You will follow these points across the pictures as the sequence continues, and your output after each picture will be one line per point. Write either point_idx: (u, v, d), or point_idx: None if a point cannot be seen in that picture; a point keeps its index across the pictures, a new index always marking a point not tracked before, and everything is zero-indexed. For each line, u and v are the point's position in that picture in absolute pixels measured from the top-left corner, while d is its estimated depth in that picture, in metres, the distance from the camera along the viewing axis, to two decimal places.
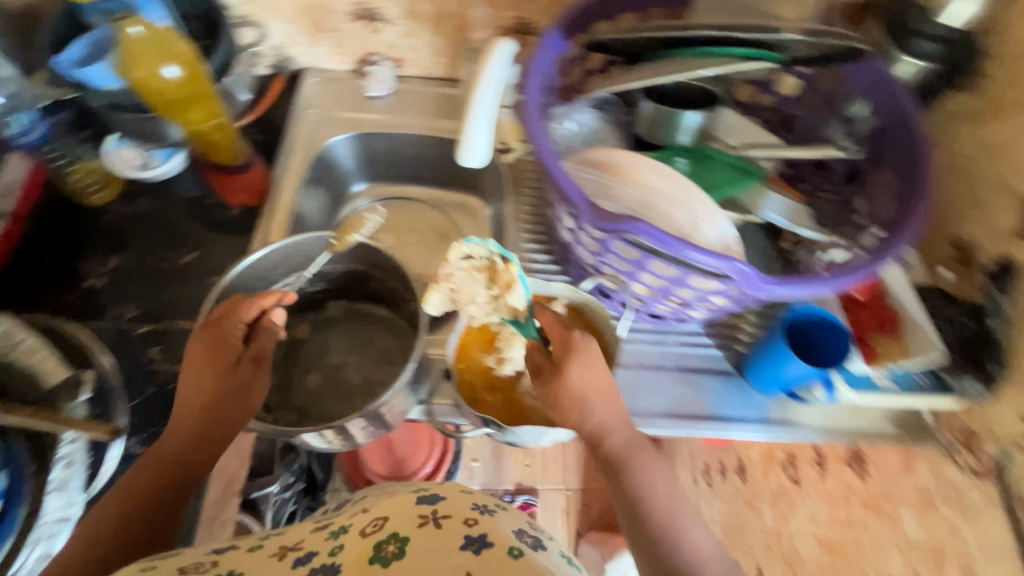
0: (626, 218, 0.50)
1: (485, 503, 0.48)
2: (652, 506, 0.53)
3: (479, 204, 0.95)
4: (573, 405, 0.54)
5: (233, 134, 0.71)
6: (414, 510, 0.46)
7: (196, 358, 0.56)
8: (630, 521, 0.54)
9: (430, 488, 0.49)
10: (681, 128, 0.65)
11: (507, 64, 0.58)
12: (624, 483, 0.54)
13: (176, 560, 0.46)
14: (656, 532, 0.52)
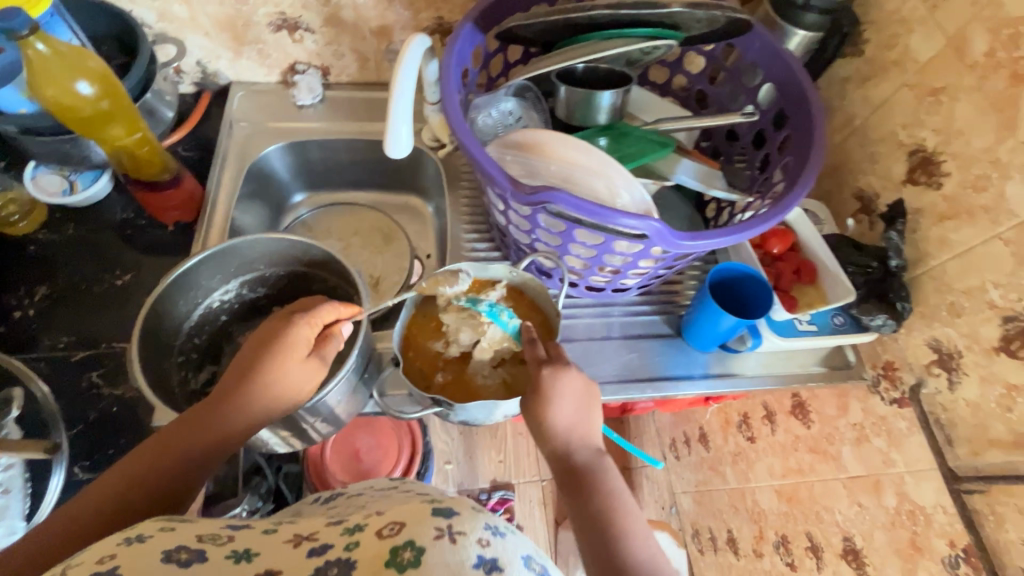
0: (545, 188, 0.53)
1: (500, 524, 0.43)
2: (611, 526, 0.50)
3: (421, 203, 0.96)
4: (540, 422, 0.55)
5: (160, 147, 0.71)
6: (430, 520, 0.41)
7: (254, 355, 0.53)
8: (586, 545, 0.50)
9: (446, 500, 0.44)
10: (597, 108, 0.69)
11: (418, 57, 0.60)
12: (583, 500, 0.52)
13: (193, 527, 0.43)
14: (612, 557, 0.48)
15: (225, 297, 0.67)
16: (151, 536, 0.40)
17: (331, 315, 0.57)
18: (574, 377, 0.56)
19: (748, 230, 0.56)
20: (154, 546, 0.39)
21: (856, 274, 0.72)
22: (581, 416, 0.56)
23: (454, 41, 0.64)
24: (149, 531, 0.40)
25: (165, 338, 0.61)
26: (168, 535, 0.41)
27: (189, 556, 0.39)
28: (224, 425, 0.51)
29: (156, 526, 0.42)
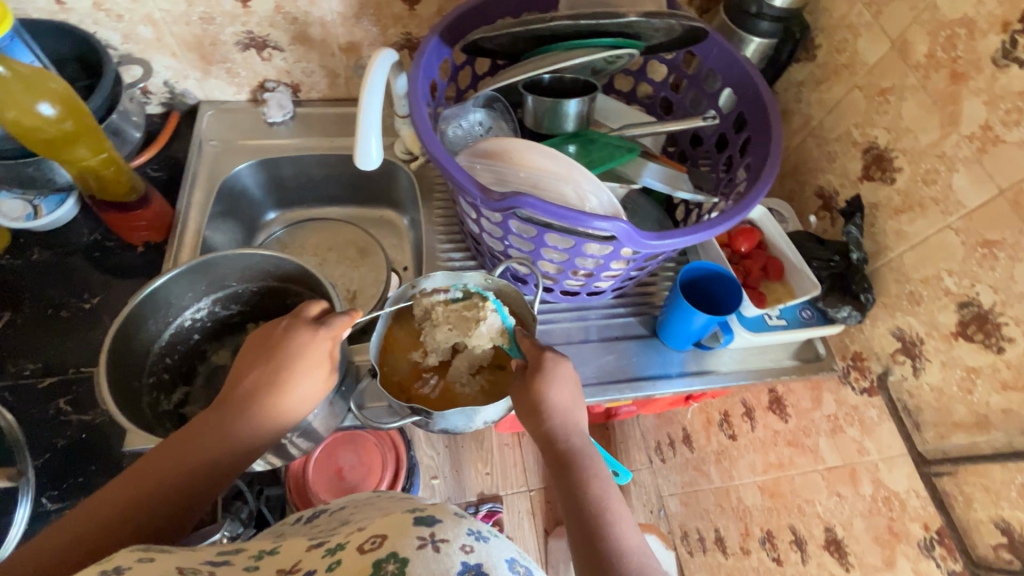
0: (513, 194, 0.54)
1: (483, 530, 0.43)
2: (601, 514, 0.50)
3: (396, 217, 0.97)
4: (534, 409, 0.56)
5: (125, 166, 0.70)
6: (412, 531, 0.41)
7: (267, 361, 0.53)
8: (575, 534, 0.50)
9: (429, 508, 0.45)
10: (565, 115, 0.71)
11: (384, 71, 0.61)
12: (573, 487, 0.52)
13: (172, 558, 0.41)
14: (602, 543, 0.48)
15: (197, 315, 0.66)
16: (129, 568, 0.38)
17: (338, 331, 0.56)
18: (568, 370, 0.57)
19: (717, 225, 0.58)
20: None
21: (820, 269, 0.74)
22: (572, 407, 0.56)
23: (420, 56, 0.65)
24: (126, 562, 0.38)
25: (135, 360, 0.60)
26: (147, 566, 0.39)
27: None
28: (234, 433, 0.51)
29: (133, 555, 0.39)
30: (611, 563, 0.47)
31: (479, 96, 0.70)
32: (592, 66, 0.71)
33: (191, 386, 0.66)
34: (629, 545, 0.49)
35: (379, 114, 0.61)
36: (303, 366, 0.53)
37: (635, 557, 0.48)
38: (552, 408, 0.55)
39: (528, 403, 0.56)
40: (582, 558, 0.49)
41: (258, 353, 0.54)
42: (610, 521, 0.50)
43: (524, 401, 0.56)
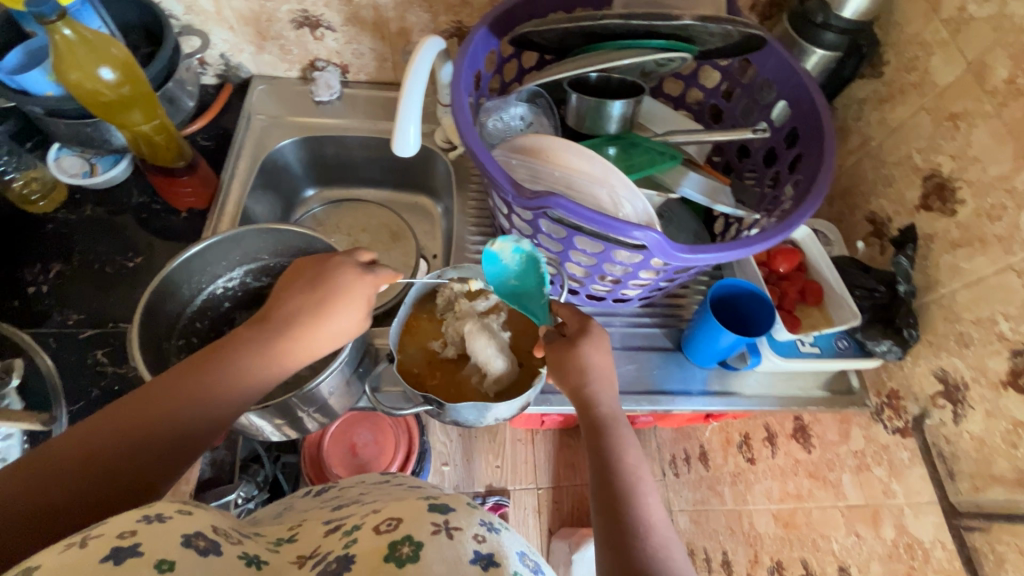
0: (547, 194, 0.53)
1: (494, 520, 0.44)
2: (627, 477, 0.50)
3: (430, 203, 0.98)
4: (572, 369, 0.55)
5: (176, 135, 0.72)
6: (426, 516, 0.41)
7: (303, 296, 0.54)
8: (599, 493, 0.50)
9: (443, 496, 0.45)
10: (608, 117, 0.69)
11: (429, 59, 0.61)
12: (604, 450, 0.52)
13: (205, 514, 0.39)
14: (624, 507, 0.48)
15: (229, 284, 0.67)
16: (167, 518, 0.36)
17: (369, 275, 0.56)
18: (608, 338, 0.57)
19: (768, 241, 0.56)
20: (174, 528, 0.35)
21: (862, 299, 0.71)
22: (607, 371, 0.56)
23: (467, 45, 0.65)
24: (170, 511, 0.36)
25: (166, 321, 0.62)
26: (188, 519, 0.37)
27: (209, 543, 0.36)
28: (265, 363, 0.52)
29: (173, 505, 0.37)
30: (632, 525, 0.47)
31: (522, 91, 0.70)
32: (641, 68, 0.69)
33: None
34: (652, 513, 0.48)
35: (419, 104, 0.61)
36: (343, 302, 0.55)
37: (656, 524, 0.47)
38: (591, 369, 0.55)
39: (565, 364, 0.55)
40: (603, 519, 0.48)
41: (300, 289, 0.55)
42: (636, 487, 0.50)
43: (561, 360, 0.56)
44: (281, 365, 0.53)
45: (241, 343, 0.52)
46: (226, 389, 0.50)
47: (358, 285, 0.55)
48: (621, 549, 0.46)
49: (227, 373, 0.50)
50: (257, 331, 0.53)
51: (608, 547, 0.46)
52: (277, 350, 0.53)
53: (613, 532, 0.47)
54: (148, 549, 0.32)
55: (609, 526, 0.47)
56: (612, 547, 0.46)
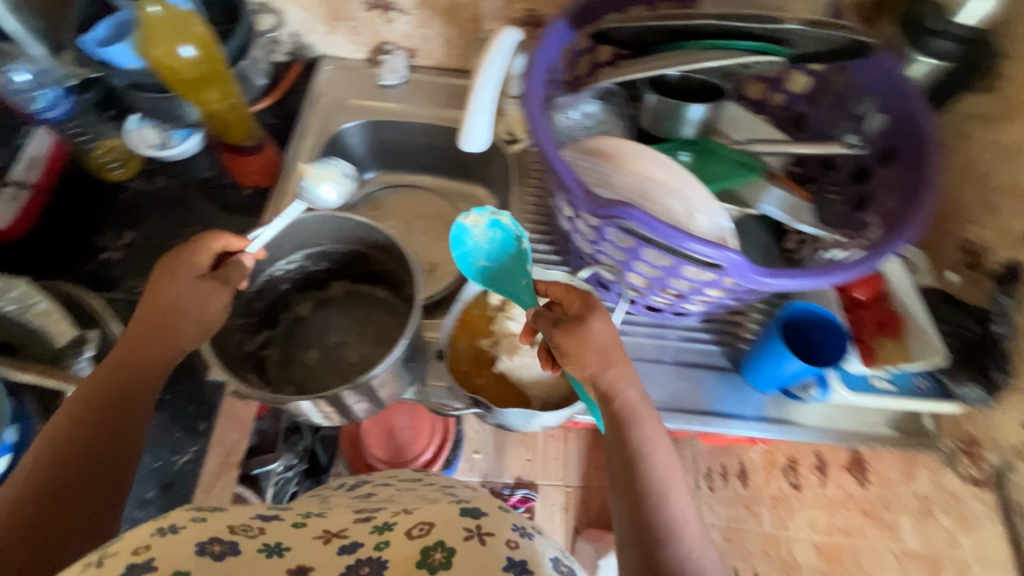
0: (620, 204, 0.50)
1: (525, 524, 0.43)
2: (654, 486, 0.47)
3: (487, 195, 0.96)
4: (591, 361, 0.50)
5: (247, 117, 0.74)
6: (459, 520, 0.41)
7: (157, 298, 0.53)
8: (626, 503, 0.47)
9: (473, 500, 0.45)
10: (684, 120, 0.66)
11: (511, 47, 0.58)
12: (630, 453, 0.48)
13: (225, 516, 0.41)
14: (654, 520, 0.45)
15: (288, 267, 0.67)
16: (182, 528, 0.39)
17: (201, 254, 0.55)
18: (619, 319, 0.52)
19: (855, 272, 0.52)
20: (187, 538, 0.37)
21: (949, 335, 0.65)
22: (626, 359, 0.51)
23: (542, 39, 0.62)
24: (182, 523, 0.39)
25: (234, 303, 0.62)
26: (201, 526, 0.39)
27: (223, 550, 0.38)
28: (149, 353, 0.51)
29: (188, 515, 0.40)
30: (664, 542, 0.45)
31: (596, 88, 0.67)
32: (724, 71, 0.65)
33: (273, 332, 0.69)
34: (682, 525, 0.46)
35: (494, 93, 0.59)
36: (174, 286, 0.53)
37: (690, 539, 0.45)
38: (610, 358, 0.50)
39: (584, 356, 0.50)
40: (632, 534, 0.46)
41: (151, 287, 0.53)
42: (664, 495, 0.47)
43: (576, 350, 0.50)
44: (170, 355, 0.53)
45: (140, 343, 0.52)
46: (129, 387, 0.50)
47: (187, 271, 0.53)
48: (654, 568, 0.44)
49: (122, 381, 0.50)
50: (143, 334, 0.52)
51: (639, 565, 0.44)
52: (164, 345, 0.52)
53: (644, 550, 0.45)
54: (161, 562, 0.35)
55: (640, 543, 0.45)
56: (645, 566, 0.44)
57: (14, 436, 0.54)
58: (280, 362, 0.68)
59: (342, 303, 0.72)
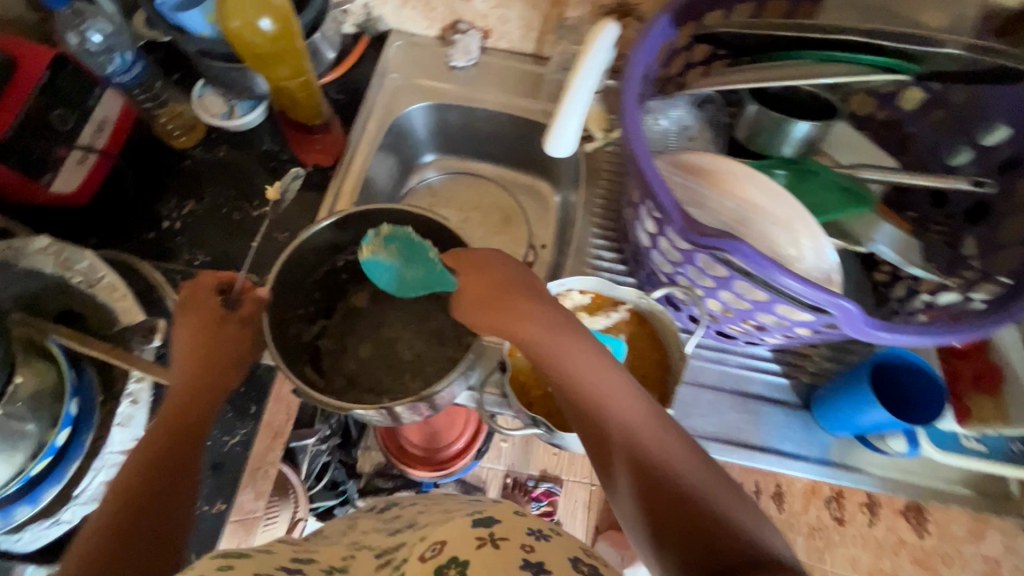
0: (728, 236, 0.45)
1: (542, 528, 0.42)
2: (624, 430, 0.46)
3: (548, 189, 0.92)
4: (497, 320, 0.51)
5: (317, 93, 0.70)
6: (471, 530, 0.40)
7: (200, 338, 0.52)
8: (611, 464, 0.46)
9: (488, 510, 0.44)
10: (787, 137, 0.60)
11: (609, 56, 0.53)
12: (587, 406, 0.47)
13: (250, 564, 0.42)
14: (638, 467, 0.44)
15: (352, 256, 0.66)
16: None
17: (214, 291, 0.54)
18: (527, 275, 0.54)
19: (983, 332, 0.47)
20: None
21: None
22: (528, 302, 0.51)
23: (640, 38, 0.57)
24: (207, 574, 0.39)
25: (293, 293, 0.61)
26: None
27: None
28: (207, 383, 0.50)
29: (214, 564, 0.41)
30: (660, 483, 0.43)
31: (692, 93, 0.62)
32: (836, 85, 0.59)
33: (329, 321, 0.67)
34: (672, 456, 0.44)
35: (585, 102, 0.55)
36: (209, 327, 0.52)
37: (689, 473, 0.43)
38: (513, 308, 0.51)
39: (490, 320, 0.52)
40: (631, 491, 0.45)
41: (177, 332, 0.51)
42: (637, 432, 0.45)
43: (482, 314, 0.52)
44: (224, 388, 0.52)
45: (194, 379, 0.50)
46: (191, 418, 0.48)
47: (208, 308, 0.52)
48: (667, 516, 0.42)
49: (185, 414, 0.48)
50: (197, 371, 0.51)
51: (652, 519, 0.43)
52: (217, 374, 0.51)
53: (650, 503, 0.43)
54: None
55: (642, 497, 0.44)
56: (658, 519, 0.43)
57: (75, 408, 0.55)
58: (334, 354, 0.66)
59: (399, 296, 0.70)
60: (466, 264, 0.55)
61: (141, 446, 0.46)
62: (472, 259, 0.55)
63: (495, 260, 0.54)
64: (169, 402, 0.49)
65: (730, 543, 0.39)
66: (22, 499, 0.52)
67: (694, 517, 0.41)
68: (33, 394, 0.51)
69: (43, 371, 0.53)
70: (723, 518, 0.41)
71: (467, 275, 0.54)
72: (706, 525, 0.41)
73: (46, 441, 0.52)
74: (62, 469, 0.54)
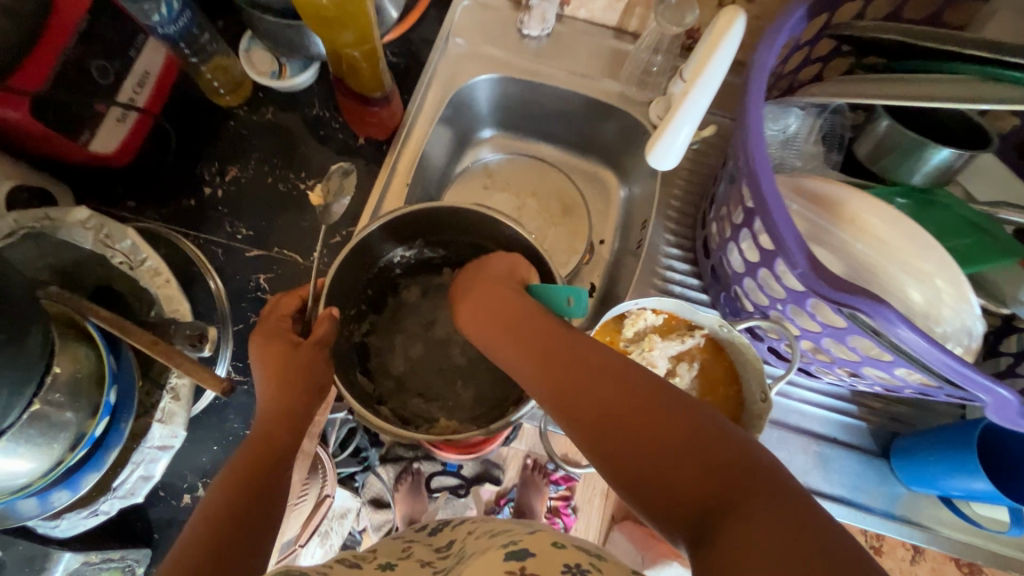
0: (874, 298, 0.39)
1: (583, 559, 0.42)
2: (595, 374, 0.43)
3: (614, 180, 0.84)
4: (476, 304, 0.51)
5: (379, 61, 0.62)
6: (501, 564, 0.41)
7: (282, 362, 0.46)
8: (588, 418, 0.41)
9: (525, 539, 0.44)
10: (920, 163, 0.52)
11: (732, 57, 0.46)
12: (555, 361, 0.45)
13: None
14: (618, 407, 0.40)
15: (406, 254, 0.61)
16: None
17: (288, 310, 0.50)
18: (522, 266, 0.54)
19: None
20: None
21: None
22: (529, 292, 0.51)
23: (769, 33, 0.48)
24: None
25: (347, 293, 0.56)
26: None
27: None
28: (290, 418, 0.46)
29: None
30: (646, 417, 0.39)
31: (814, 101, 0.53)
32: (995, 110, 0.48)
33: (377, 317, 0.63)
34: (651, 389, 0.41)
35: (703, 107, 0.49)
36: (284, 357, 0.47)
37: (674, 403, 0.39)
38: (513, 295, 0.50)
39: (481, 297, 0.51)
40: (617, 441, 0.39)
41: (254, 354, 0.48)
42: (610, 374, 0.42)
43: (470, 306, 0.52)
44: (302, 425, 0.47)
45: (277, 413, 0.46)
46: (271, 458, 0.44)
47: (289, 346, 0.47)
48: (667, 451, 0.37)
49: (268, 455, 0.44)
50: (276, 404, 0.46)
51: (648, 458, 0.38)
52: (296, 408, 0.46)
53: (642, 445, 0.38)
54: None
55: (629, 441, 0.39)
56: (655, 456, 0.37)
57: (114, 397, 0.52)
58: (381, 353, 0.62)
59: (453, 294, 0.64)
60: (475, 267, 0.56)
61: (228, 475, 0.42)
62: (477, 265, 0.56)
63: (502, 260, 0.54)
64: (260, 428, 0.46)
65: (742, 458, 0.35)
66: (61, 484, 0.50)
67: (694, 441, 0.37)
68: (71, 381, 0.48)
69: (80, 356, 0.50)
70: (723, 435, 0.37)
71: (471, 275, 0.55)
72: (709, 447, 0.36)
73: (85, 431, 0.50)
74: (102, 456, 0.52)
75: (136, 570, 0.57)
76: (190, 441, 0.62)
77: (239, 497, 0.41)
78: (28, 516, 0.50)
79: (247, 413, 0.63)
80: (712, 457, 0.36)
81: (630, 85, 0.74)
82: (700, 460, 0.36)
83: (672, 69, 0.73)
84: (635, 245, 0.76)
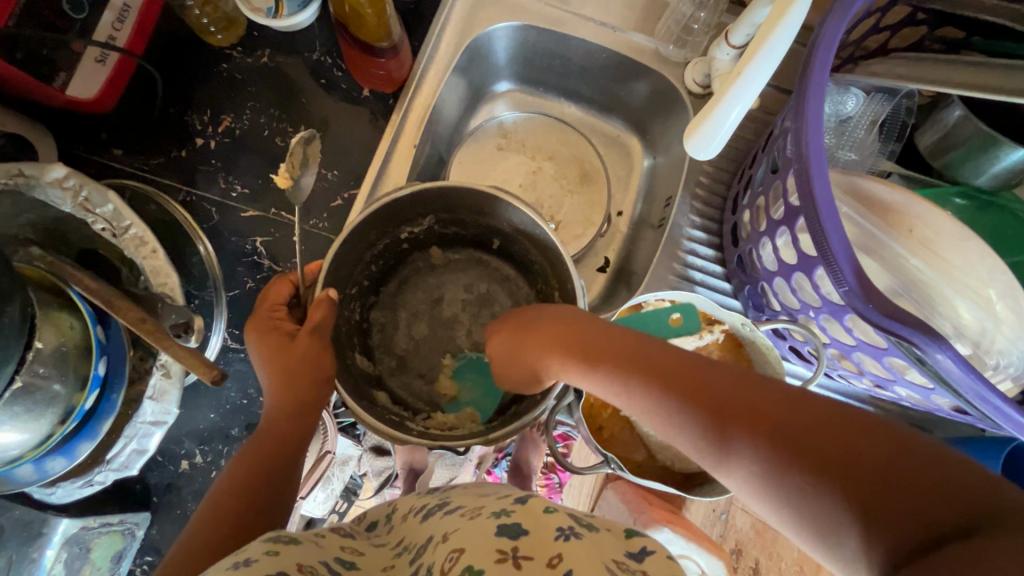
0: (930, 332, 0.35)
1: (575, 526, 0.33)
2: (700, 371, 0.35)
3: (639, 147, 0.77)
4: (533, 362, 0.44)
5: (385, 5, 0.56)
6: (493, 540, 0.32)
7: (276, 358, 0.46)
8: (698, 423, 0.34)
9: (516, 510, 0.35)
10: (988, 164, 0.47)
11: (798, 30, 0.40)
12: (643, 367, 0.37)
13: (300, 551, 0.35)
14: (739, 412, 0.32)
15: (415, 229, 0.56)
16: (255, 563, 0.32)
17: (276, 296, 0.49)
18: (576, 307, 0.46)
19: None
20: (259, 570, 0.31)
21: None
22: (593, 319, 0.43)
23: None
24: (256, 556, 0.32)
25: (348, 271, 0.52)
26: (275, 561, 0.33)
27: None
28: (291, 417, 0.46)
29: (262, 546, 0.34)
30: (781, 426, 0.30)
31: (882, 84, 0.46)
32: None
33: (382, 292, 0.60)
34: (774, 389, 0.32)
35: (760, 85, 0.43)
36: (273, 353, 0.46)
37: (823, 404, 0.30)
38: (563, 329, 0.42)
39: (539, 353, 0.43)
40: (744, 455, 0.32)
41: (252, 346, 0.48)
42: (721, 375, 0.34)
43: (517, 361, 0.46)
44: (303, 420, 0.47)
45: (276, 408, 0.46)
46: (268, 456, 0.45)
47: (272, 344, 0.46)
48: (816, 468, 0.28)
49: (268, 452, 0.45)
50: (275, 398, 0.47)
51: (796, 478, 0.29)
52: (289, 405, 0.46)
53: (783, 457, 0.30)
54: None
55: (767, 455, 0.30)
56: (806, 476, 0.29)
57: (104, 369, 0.50)
58: (383, 330, 0.60)
59: (460, 268, 0.61)
60: (513, 320, 0.48)
61: (239, 464, 0.45)
62: (522, 313, 0.48)
63: (549, 309, 0.46)
64: (265, 422, 0.47)
65: (926, 461, 0.26)
66: (55, 452, 0.49)
67: (862, 455, 0.27)
68: (56, 354, 0.45)
69: (65, 328, 0.47)
70: (899, 438, 0.27)
71: (505, 328, 0.48)
72: (896, 471, 0.26)
73: (75, 405, 0.48)
74: (95, 427, 0.50)
75: (136, 532, 0.58)
76: (186, 408, 0.61)
77: (243, 489, 0.43)
78: (27, 482, 0.49)
79: (245, 383, 0.61)
80: (895, 481, 0.26)
81: (666, 42, 0.66)
82: (878, 484, 0.27)
83: (715, 27, 0.65)
84: (656, 222, 0.70)
